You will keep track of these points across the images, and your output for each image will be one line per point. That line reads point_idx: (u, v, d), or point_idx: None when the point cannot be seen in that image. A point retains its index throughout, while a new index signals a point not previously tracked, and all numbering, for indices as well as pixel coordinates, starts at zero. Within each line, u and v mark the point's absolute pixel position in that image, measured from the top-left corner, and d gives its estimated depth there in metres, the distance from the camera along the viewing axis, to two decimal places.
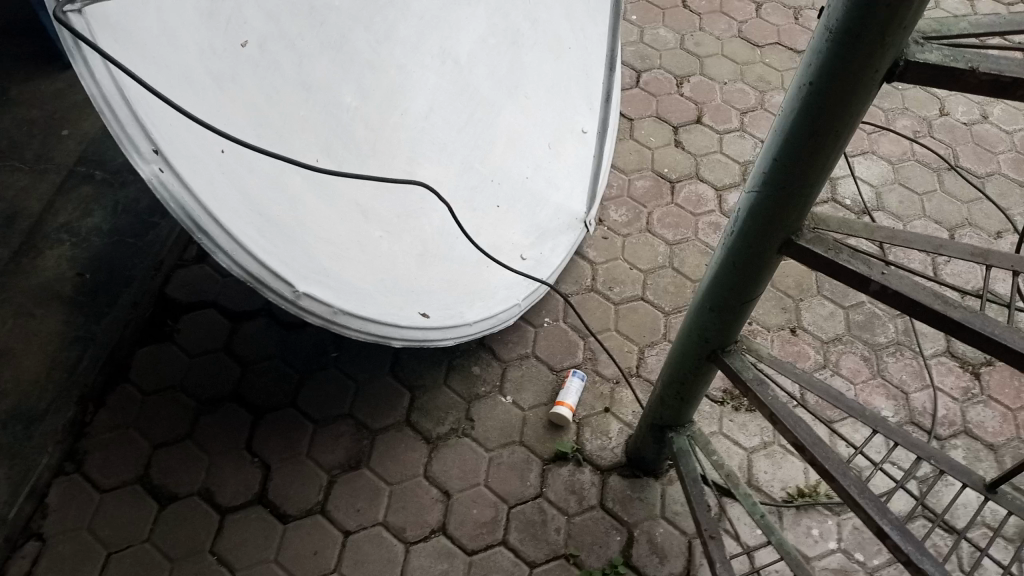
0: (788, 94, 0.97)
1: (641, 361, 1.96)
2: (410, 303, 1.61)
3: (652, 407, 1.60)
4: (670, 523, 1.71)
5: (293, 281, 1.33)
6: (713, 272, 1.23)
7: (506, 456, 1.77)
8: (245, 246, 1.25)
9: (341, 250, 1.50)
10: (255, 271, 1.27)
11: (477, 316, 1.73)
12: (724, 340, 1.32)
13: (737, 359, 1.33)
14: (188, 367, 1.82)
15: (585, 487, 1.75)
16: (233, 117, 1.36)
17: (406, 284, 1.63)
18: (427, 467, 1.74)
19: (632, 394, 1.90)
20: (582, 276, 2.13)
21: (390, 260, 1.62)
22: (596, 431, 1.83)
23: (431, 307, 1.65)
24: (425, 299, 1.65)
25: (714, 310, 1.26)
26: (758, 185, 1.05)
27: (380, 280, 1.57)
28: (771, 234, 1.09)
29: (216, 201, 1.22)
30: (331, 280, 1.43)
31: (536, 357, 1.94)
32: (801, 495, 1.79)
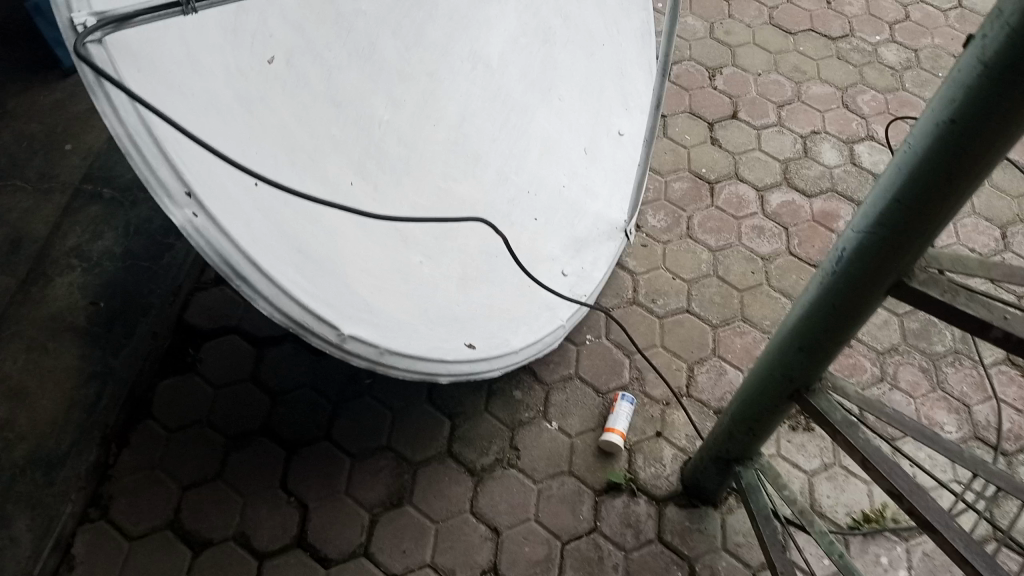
0: (916, 130, 0.86)
1: (691, 380, 1.86)
2: (457, 332, 1.48)
3: (717, 439, 1.49)
4: (732, 556, 1.62)
5: (338, 323, 1.20)
6: (803, 312, 1.11)
7: (555, 488, 1.68)
8: (288, 290, 1.12)
9: (381, 282, 1.37)
10: (298, 317, 1.14)
11: (523, 343, 1.59)
12: (810, 380, 1.20)
13: (825, 401, 1.21)
14: (214, 399, 1.71)
15: (641, 519, 1.65)
16: (263, 142, 1.23)
17: (449, 310, 1.49)
18: (472, 501, 1.64)
19: (684, 416, 1.80)
20: (623, 289, 2.02)
21: (430, 286, 1.49)
22: (648, 458, 1.74)
23: (477, 336, 1.51)
24: (469, 325, 1.51)
25: (802, 352, 1.14)
26: (871, 224, 0.93)
27: (422, 309, 1.44)
28: (883, 276, 0.97)
29: (254, 243, 1.09)
30: (375, 317, 1.30)
31: (580, 378, 1.83)
32: (866, 520, 1.70)
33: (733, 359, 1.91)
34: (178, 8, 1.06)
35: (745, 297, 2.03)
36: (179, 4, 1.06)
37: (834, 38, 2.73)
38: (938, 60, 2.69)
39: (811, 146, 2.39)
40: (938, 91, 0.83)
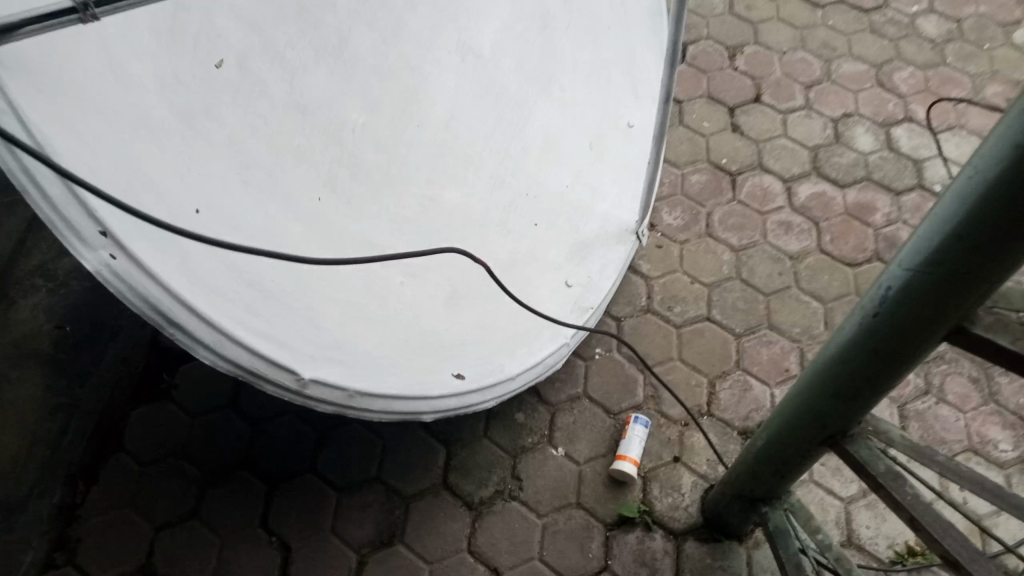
0: (988, 152, 0.70)
1: (711, 397, 1.69)
2: (444, 359, 1.33)
3: (740, 477, 1.33)
4: None
5: (297, 367, 1.07)
6: (834, 353, 0.95)
7: (562, 523, 1.52)
8: (232, 336, 0.99)
9: (355, 313, 1.24)
10: (247, 364, 1.01)
11: (520, 368, 1.42)
12: (846, 425, 1.04)
13: (863, 448, 1.05)
14: (190, 430, 1.57)
15: (657, 557, 1.50)
16: (204, 162, 1.10)
17: (434, 337, 1.34)
18: (470, 540, 1.50)
19: (704, 439, 1.63)
20: (636, 296, 1.84)
21: (412, 311, 1.34)
22: (665, 486, 1.57)
23: (468, 364, 1.36)
24: (459, 352, 1.36)
25: (836, 398, 0.98)
26: (922, 262, 0.78)
27: (404, 338, 1.29)
28: (935, 323, 0.81)
29: (190, 283, 0.97)
30: (342, 355, 1.16)
31: (589, 398, 1.67)
32: (911, 554, 1.52)
33: (759, 372, 1.74)
34: (74, 16, 0.86)
35: (771, 303, 1.85)
36: (75, 12, 0.86)
37: (867, 10, 2.50)
38: (982, 31, 2.46)
39: (842, 130, 2.19)
40: (1015, 105, 0.68)
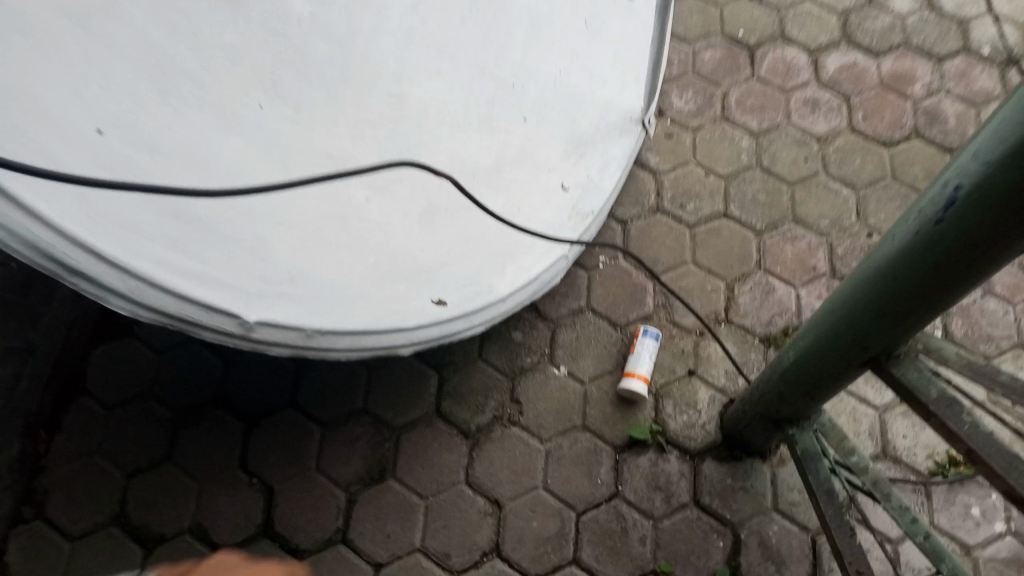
0: None
1: (729, 303, 1.53)
2: (420, 288, 1.19)
3: (762, 395, 1.22)
4: (788, 518, 1.34)
5: (240, 311, 0.97)
6: (884, 263, 0.82)
7: (566, 448, 1.39)
8: (153, 281, 0.89)
9: (313, 241, 1.11)
10: (175, 312, 0.92)
11: (512, 289, 1.27)
12: (891, 347, 0.90)
13: (912, 370, 0.91)
14: (159, 366, 1.45)
15: (672, 480, 1.37)
16: (105, 75, 0.94)
17: (407, 262, 1.20)
18: (468, 470, 1.38)
19: (721, 349, 1.48)
20: (643, 193, 1.64)
21: (381, 234, 1.19)
22: (679, 403, 1.43)
23: (450, 289, 1.21)
24: (436, 277, 1.21)
25: (881, 318, 0.85)
26: (1005, 150, 0.63)
27: (370, 266, 1.15)
28: (1014, 230, 0.67)
29: (89, 225, 0.85)
30: (297, 291, 1.06)
31: (593, 311, 1.51)
32: (953, 465, 1.37)
33: (783, 273, 1.57)
34: None
35: (796, 193, 1.66)
36: None
37: None
38: None
39: None
40: None
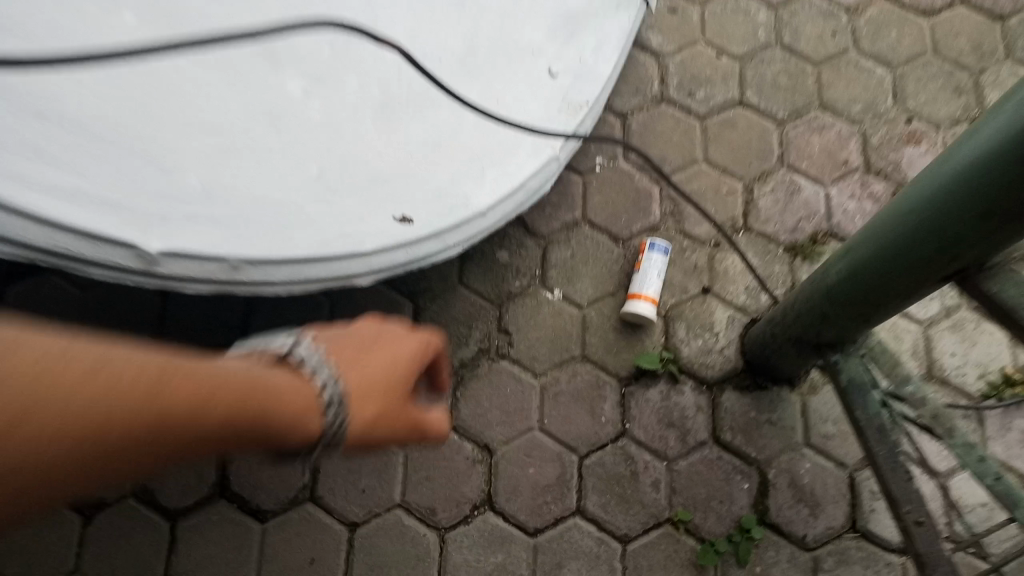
0: None
1: (748, 207, 1.31)
2: (379, 203, 0.99)
3: (795, 316, 1.03)
4: (821, 455, 1.17)
5: (134, 240, 0.83)
6: (1010, 139, 0.63)
7: (564, 383, 1.20)
8: (14, 209, 0.78)
9: (235, 146, 0.93)
10: (49, 244, 0.80)
11: (490, 199, 1.05)
12: (989, 257, 0.72)
13: (1010, 287, 0.72)
14: (82, 307, 1.22)
15: (687, 415, 1.19)
16: None
17: (358, 173, 1.00)
18: (451, 413, 1.19)
19: (740, 262, 1.27)
20: (645, 80, 1.40)
21: (325, 136, 0.99)
22: (693, 326, 1.23)
23: (415, 204, 1.01)
24: (396, 190, 1.01)
25: (994, 214, 0.66)
26: None
27: (311, 178, 0.97)
28: None
29: None
30: (213, 211, 0.89)
31: (590, 223, 1.29)
32: (1008, 384, 1.20)
33: (811, 169, 1.35)
34: None
35: (822, 74, 1.42)
36: None
37: None
38: None
39: None
40: None
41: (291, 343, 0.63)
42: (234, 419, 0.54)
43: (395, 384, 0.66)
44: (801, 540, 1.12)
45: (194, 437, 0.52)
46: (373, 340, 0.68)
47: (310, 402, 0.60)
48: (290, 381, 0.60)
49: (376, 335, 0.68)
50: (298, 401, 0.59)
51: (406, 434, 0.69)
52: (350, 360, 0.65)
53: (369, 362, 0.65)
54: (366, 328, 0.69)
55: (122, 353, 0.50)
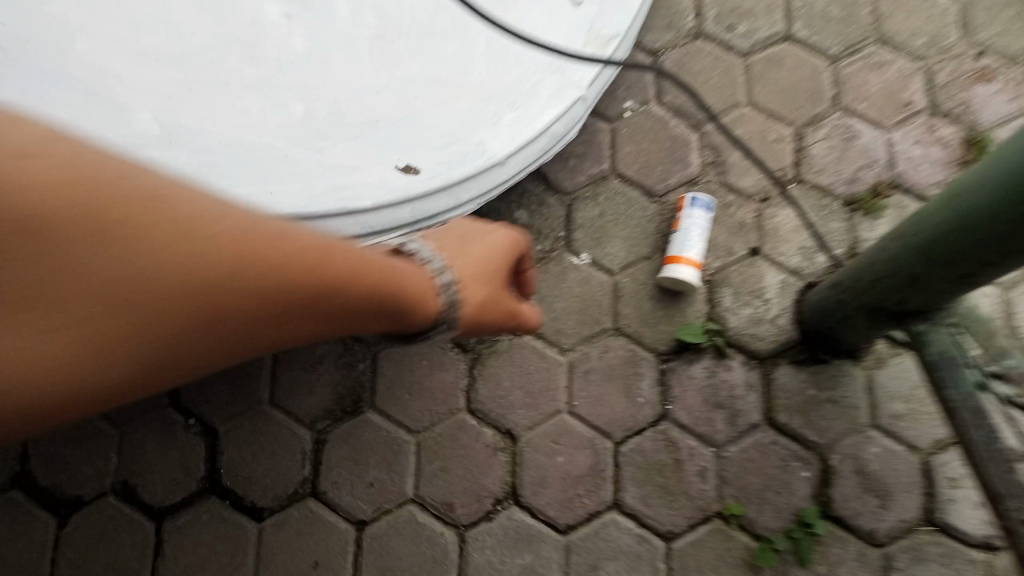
0: None
1: (800, 155, 1.15)
2: (377, 150, 0.94)
3: (869, 278, 0.87)
4: (890, 437, 1.04)
5: None
6: None
7: (595, 360, 1.06)
8: None
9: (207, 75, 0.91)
10: None
11: (506, 148, 0.95)
12: None
13: None
14: None
15: (737, 395, 1.04)
16: None
17: (351, 114, 0.95)
18: (468, 394, 1.04)
19: (792, 219, 1.12)
20: (679, 14, 1.23)
21: (314, 71, 0.94)
22: (741, 293, 1.08)
23: (420, 153, 0.95)
24: (395, 137, 0.95)
25: None
26: None
27: (297, 119, 0.93)
28: None
29: None
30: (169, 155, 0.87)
31: (620, 176, 1.13)
32: None
33: (869, 112, 1.18)
34: None
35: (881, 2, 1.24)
36: None
37: None
38: None
39: None
40: None
41: (410, 240, 0.81)
42: (361, 293, 0.62)
43: (489, 270, 0.84)
44: (870, 534, 1.00)
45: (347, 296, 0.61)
46: (472, 237, 0.87)
47: (433, 274, 0.75)
48: (421, 285, 0.72)
49: (476, 227, 0.89)
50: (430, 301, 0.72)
51: (500, 317, 0.87)
52: (462, 256, 0.83)
53: (476, 252, 0.84)
54: (461, 226, 0.89)
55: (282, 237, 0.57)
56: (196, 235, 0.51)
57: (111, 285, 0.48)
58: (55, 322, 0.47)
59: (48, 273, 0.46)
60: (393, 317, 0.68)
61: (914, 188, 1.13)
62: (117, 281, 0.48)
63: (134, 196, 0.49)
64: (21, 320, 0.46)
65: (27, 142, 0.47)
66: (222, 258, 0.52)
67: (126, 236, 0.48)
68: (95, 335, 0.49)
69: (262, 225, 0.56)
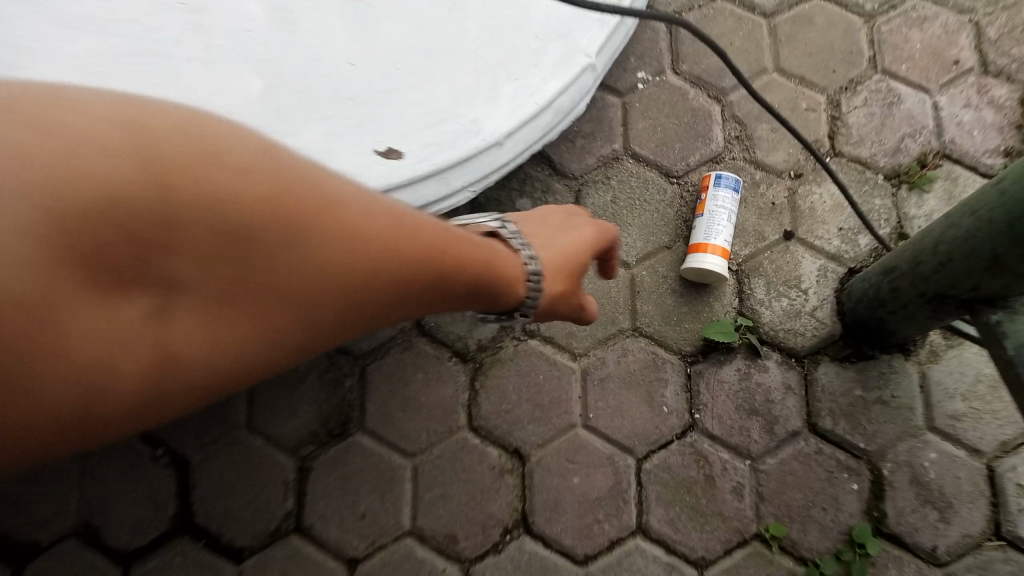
0: None
1: (836, 125, 1.02)
2: (352, 131, 0.83)
3: (942, 255, 0.72)
4: (948, 440, 0.90)
5: None
6: None
7: (612, 365, 0.95)
8: None
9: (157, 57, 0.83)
10: None
11: (501, 126, 0.84)
12: None
13: None
14: None
15: (772, 399, 0.92)
16: None
17: (319, 89, 0.84)
18: (469, 410, 0.93)
19: (829, 198, 0.99)
20: None
21: (277, 41, 0.85)
22: (774, 284, 0.96)
23: (403, 135, 0.83)
24: (372, 116, 0.83)
25: None
26: None
27: (256, 96, 0.83)
28: None
29: None
30: None
31: (634, 156, 1.01)
32: None
33: (912, 74, 1.05)
34: None
35: None
36: None
37: None
38: None
39: None
40: None
41: (504, 224, 0.72)
42: (495, 281, 0.62)
43: (581, 267, 0.75)
44: (930, 554, 0.87)
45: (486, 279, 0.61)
46: (563, 222, 0.78)
47: (520, 270, 0.67)
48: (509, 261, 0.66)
49: (570, 212, 0.81)
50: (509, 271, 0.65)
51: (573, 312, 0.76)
52: (546, 243, 0.74)
53: (563, 241, 0.75)
54: (554, 213, 0.80)
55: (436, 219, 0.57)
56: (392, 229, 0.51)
57: (297, 278, 0.46)
58: (245, 315, 0.45)
59: (242, 267, 0.43)
60: (503, 295, 0.65)
61: (965, 157, 1.00)
62: (302, 274, 0.46)
63: (313, 187, 0.46)
64: (213, 313, 0.44)
65: (211, 129, 0.44)
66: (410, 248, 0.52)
67: (314, 231, 0.45)
68: (274, 326, 0.46)
69: (413, 216, 0.54)
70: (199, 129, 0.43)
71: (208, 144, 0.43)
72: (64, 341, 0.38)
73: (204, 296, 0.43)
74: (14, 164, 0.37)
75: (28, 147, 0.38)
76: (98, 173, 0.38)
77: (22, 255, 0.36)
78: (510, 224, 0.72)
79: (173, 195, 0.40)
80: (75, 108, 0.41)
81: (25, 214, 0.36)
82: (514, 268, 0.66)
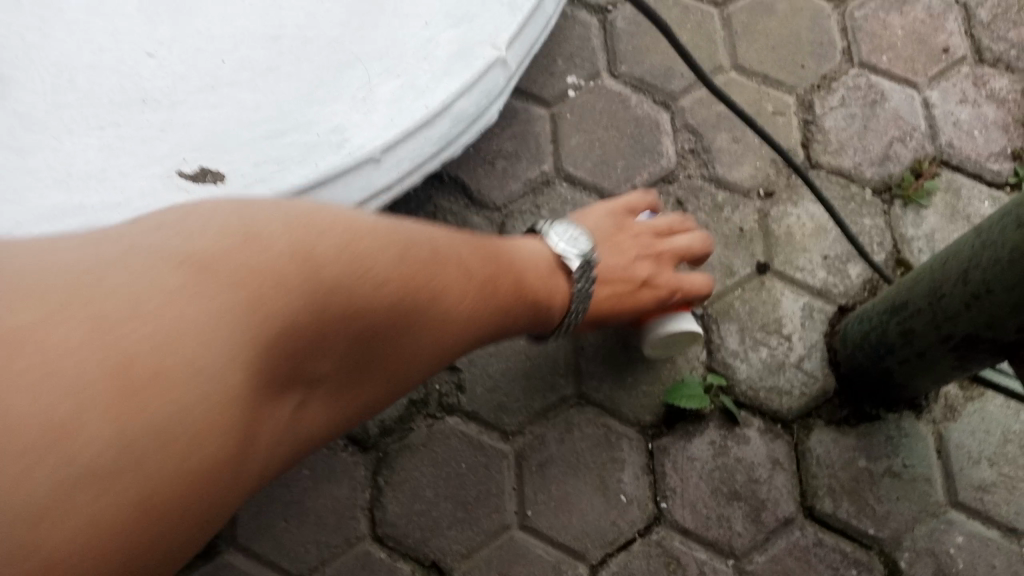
0: None
1: (811, 129, 0.84)
2: (138, 140, 0.65)
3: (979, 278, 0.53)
4: (977, 519, 0.72)
5: None
6: None
7: (553, 444, 0.74)
8: None
9: None
10: None
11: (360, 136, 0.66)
12: None
13: None
14: None
15: (759, 478, 0.73)
16: None
17: (93, 84, 0.67)
18: (371, 514, 0.72)
19: (810, 220, 0.81)
20: None
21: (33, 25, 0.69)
22: (751, 331, 0.77)
23: (225, 150, 0.65)
24: (175, 123, 0.66)
25: None
26: None
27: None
28: None
29: None
30: None
31: (569, 178, 0.81)
32: None
33: (894, 67, 0.87)
34: None
35: None
36: None
37: None
38: None
39: None
40: None
41: (584, 259, 0.64)
42: (561, 303, 0.63)
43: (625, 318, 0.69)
44: None
45: (556, 304, 0.62)
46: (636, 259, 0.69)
47: (558, 320, 0.64)
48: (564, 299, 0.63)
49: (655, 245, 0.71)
50: (560, 292, 0.62)
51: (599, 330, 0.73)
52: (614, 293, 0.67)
53: (626, 294, 0.68)
54: (642, 241, 0.70)
55: (506, 251, 0.58)
56: (482, 277, 0.51)
57: (406, 355, 0.47)
58: (360, 392, 0.46)
59: (368, 358, 0.44)
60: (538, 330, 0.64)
61: (967, 163, 0.83)
62: (411, 353, 0.47)
63: (428, 275, 0.46)
64: (339, 397, 0.45)
65: (349, 239, 0.42)
66: (497, 290, 0.53)
67: (427, 316, 0.46)
68: (386, 387, 0.48)
69: (495, 272, 0.54)
70: (346, 240, 0.42)
71: (355, 256, 0.42)
72: (243, 478, 0.38)
73: (345, 377, 0.44)
74: (209, 330, 0.36)
75: (214, 307, 0.36)
76: (273, 316, 0.38)
77: (219, 418, 0.36)
78: (591, 262, 0.64)
79: (331, 319, 0.40)
80: (239, 247, 0.39)
81: (218, 381, 0.36)
82: (558, 317, 0.63)
